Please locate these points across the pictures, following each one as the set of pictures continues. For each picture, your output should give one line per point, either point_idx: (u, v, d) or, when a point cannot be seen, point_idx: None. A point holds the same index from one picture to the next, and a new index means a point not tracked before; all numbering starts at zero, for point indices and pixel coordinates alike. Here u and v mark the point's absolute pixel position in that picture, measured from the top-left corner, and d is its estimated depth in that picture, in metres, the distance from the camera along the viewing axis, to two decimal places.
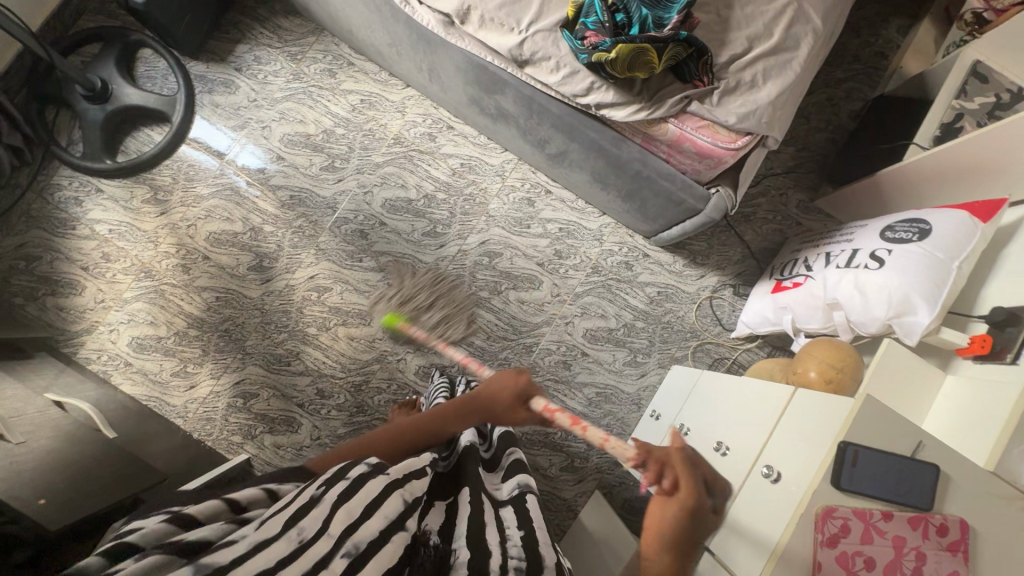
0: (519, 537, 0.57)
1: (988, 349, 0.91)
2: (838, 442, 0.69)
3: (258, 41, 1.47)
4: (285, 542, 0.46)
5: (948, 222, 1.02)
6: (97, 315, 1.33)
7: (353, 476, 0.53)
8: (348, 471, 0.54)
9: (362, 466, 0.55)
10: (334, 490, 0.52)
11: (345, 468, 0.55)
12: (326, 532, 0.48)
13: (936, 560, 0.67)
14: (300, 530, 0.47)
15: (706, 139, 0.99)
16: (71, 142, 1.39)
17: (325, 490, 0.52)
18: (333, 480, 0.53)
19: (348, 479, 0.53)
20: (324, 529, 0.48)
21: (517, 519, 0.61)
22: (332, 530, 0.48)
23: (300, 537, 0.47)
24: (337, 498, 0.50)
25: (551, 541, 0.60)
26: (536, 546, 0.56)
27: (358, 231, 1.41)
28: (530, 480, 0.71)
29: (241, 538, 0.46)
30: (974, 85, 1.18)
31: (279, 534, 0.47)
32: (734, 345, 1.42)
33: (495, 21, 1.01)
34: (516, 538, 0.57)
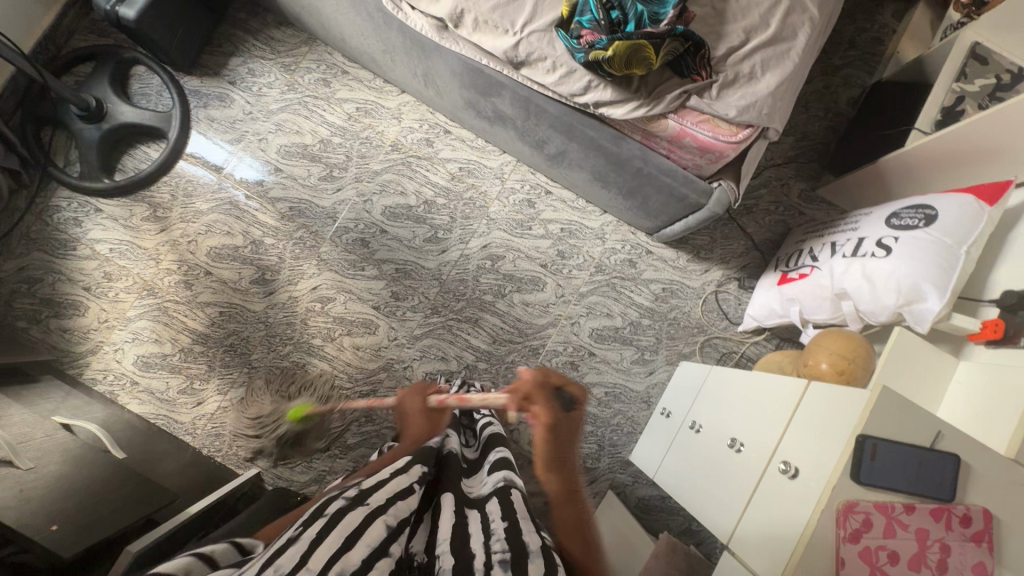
0: (503, 530, 0.56)
1: (1002, 333, 0.90)
2: (856, 437, 0.69)
3: (252, 53, 1.46)
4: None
5: (954, 206, 1.01)
6: (101, 335, 1.33)
7: (330, 512, 0.52)
8: (325, 508, 0.53)
9: (341, 501, 0.54)
10: (314, 526, 0.51)
11: (323, 505, 0.54)
12: (305, 567, 0.46)
13: (961, 552, 0.66)
14: (277, 566, 0.46)
15: (706, 133, 0.98)
16: (68, 162, 1.38)
17: (304, 529, 0.51)
18: (312, 518, 0.52)
19: (325, 516, 0.52)
20: (302, 565, 0.46)
21: (501, 511, 0.60)
22: (312, 565, 0.46)
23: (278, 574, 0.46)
24: (316, 535, 0.49)
25: (535, 526, 0.58)
26: (519, 534, 0.55)
27: (360, 239, 1.40)
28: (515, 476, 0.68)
29: None
30: (973, 66, 1.17)
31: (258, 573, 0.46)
32: (741, 338, 1.41)
33: (489, 24, 1.00)
34: (500, 531, 0.56)
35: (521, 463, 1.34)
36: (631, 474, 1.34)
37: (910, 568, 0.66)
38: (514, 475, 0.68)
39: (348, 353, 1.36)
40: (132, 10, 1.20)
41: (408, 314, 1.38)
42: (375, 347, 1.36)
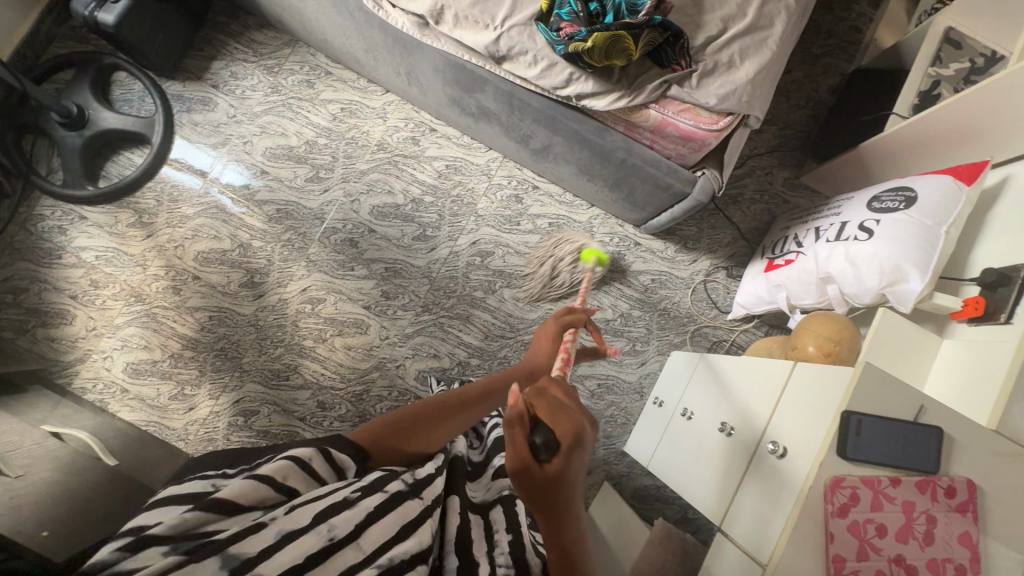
0: (507, 543, 0.62)
1: (982, 310, 0.92)
2: (842, 413, 0.69)
3: (234, 56, 1.46)
4: (316, 537, 0.48)
5: (934, 188, 1.02)
6: (89, 344, 1.32)
7: (391, 490, 0.57)
8: (385, 485, 0.57)
9: (400, 484, 0.58)
10: (372, 498, 0.54)
11: (383, 480, 0.58)
12: (355, 542, 0.50)
13: (947, 522, 0.67)
14: (331, 527, 0.49)
15: (688, 122, 0.99)
16: (50, 171, 1.37)
17: (361, 495, 0.54)
18: (371, 488, 0.56)
19: (386, 492, 0.56)
20: (354, 539, 0.50)
21: (506, 521, 0.66)
22: (362, 543, 0.50)
23: (329, 534, 0.48)
24: (372, 509, 0.53)
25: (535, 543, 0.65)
26: (522, 551, 0.61)
27: (349, 239, 1.40)
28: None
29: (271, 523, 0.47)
30: (948, 51, 1.19)
31: (309, 526, 0.48)
32: (731, 326, 1.42)
33: (470, 19, 1.01)
34: (504, 544, 0.62)
35: None
36: (626, 465, 1.35)
37: (898, 540, 0.67)
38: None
39: (340, 354, 1.35)
40: (110, 15, 1.20)
41: (399, 313, 1.38)
42: (367, 346, 1.36)
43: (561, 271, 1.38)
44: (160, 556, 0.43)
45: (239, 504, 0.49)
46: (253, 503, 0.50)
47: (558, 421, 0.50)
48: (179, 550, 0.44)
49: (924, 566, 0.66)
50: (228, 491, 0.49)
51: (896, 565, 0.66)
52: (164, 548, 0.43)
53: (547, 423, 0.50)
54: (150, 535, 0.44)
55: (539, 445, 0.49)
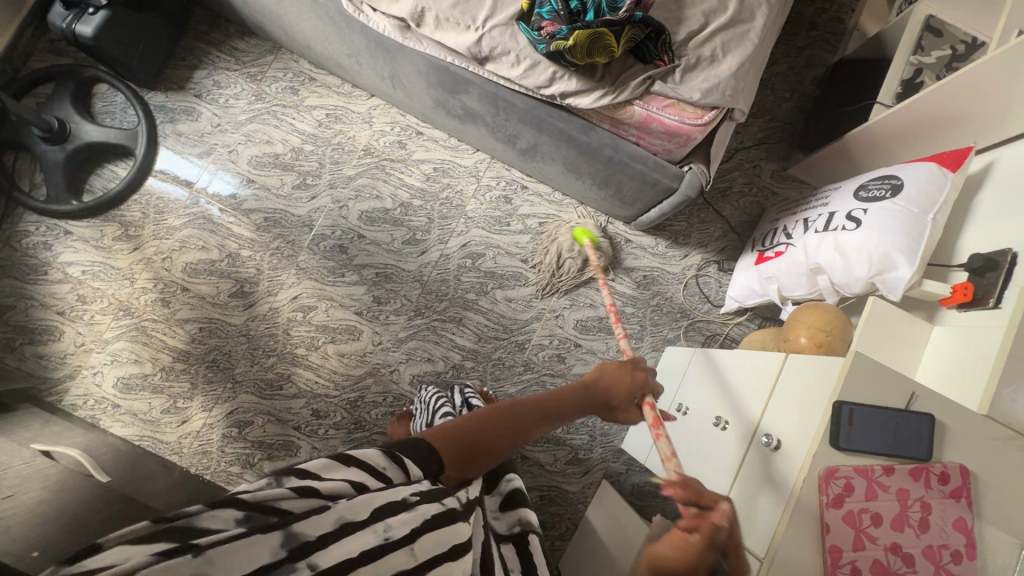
0: None
1: (971, 296, 0.92)
2: (833, 403, 0.69)
3: (216, 65, 1.45)
4: (371, 534, 0.47)
5: (919, 175, 1.03)
6: (79, 359, 1.31)
7: (448, 504, 0.55)
8: (443, 497, 0.55)
9: (455, 502, 0.56)
10: (430, 505, 0.53)
11: (440, 491, 0.55)
12: (408, 545, 0.49)
13: (942, 508, 0.67)
14: (386, 527, 0.48)
15: (672, 117, 0.99)
16: (33, 186, 1.35)
17: (420, 500, 0.52)
18: (432, 496, 0.54)
19: (444, 505, 0.54)
20: (408, 542, 0.49)
21: (520, 562, 0.69)
22: (415, 551, 0.49)
23: (384, 533, 0.48)
24: (429, 518, 0.51)
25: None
26: None
27: (338, 246, 1.39)
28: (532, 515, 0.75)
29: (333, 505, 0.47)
30: (929, 39, 1.20)
31: (366, 521, 0.48)
32: (724, 320, 1.43)
33: (450, 21, 1.01)
34: None
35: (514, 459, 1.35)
36: (623, 462, 1.36)
37: (894, 528, 0.67)
38: (529, 513, 0.75)
39: (334, 361, 1.35)
40: (89, 27, 1.20)
41: (391, 318, 1.37)
42: (360, 352, 1.35)
43: (571, 259, 1.38)
44: (232, 521, 0.45)
45: (314, 489, 0.49)
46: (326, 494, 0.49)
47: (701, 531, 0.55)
48: (248, 520, 0.45)
49: (920, 554, 0.66)
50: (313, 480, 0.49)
51: (893, 554, 0.66)
52: (237, 514, 0.46)
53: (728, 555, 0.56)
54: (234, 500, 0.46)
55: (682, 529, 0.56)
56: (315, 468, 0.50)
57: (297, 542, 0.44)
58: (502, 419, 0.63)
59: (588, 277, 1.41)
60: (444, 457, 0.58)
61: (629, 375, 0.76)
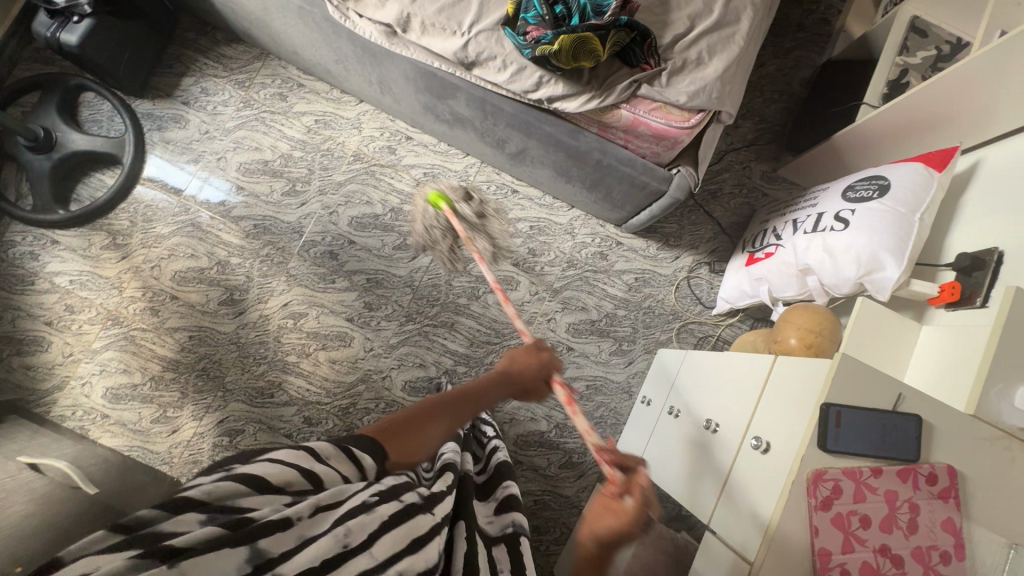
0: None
1: (959, 295, 0.93)
2: (821, 405, 0.69)
3: (204, 72, 1.44)
4: (331, 541, 0.48)
5: (905, 175, 1.03)
6: (67, 370, 1.30)
7: (406, 501, 0.56)
8: (400, 494, 0.56)
9: (414, 497, 0.57)
10: (388, 505, 0.53)
11: (398, 488, 0.57)
12: (367, 549, 0.49)
13: (930, 509, 0.67)
14: (346, 532, 0.49)
15: (659, 121, 0.99)
16: (20, 196, 1.34)
17: (378, 500, 0.53)
18: (389, 495, 0.55)
19: (402, 502, 0.55)
20: (367, 545, 0.49)
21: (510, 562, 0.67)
22: (375, 551, 0.49)
23: (345, 538, 0.48)
24: (387, 517, 0.52)
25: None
26: None
27: (328, 252, 1.38)
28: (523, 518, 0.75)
29: (293, 515, 0.48)
30: (914, 40, 1.21)
31: (326, 531, 0.48)
32: (717, 321, 1.43)
33: (436, 26, 1.00)
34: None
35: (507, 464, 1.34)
36: None
37: (883, 530, 0.67)
38: (521, 516, 0.75)
39: (325, 368, 1.34)
40: (73, 36, 1.19)
41: (383, 324, 1.37)
42: (351, 359, 1.35)
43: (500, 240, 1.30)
44: (197, 523, 0.46)
45: (265, 481, 0.50)
46: (278, 486, 0.51)
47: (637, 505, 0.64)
48: (213, 520, 0.47)
49: (909, 555, 0.66)
50: (259, 470, 0.51)
51: (882, 556, 0.66)
52: (201, 516, 0.47)
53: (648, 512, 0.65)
54: (191, 500, 0.47)
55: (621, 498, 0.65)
56: (260, 461, 0.52)
57: (263, 557, 0.45)
58: (431, 407, 0.65)
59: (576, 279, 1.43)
60: (386, 447, 0.59)
61: (535, 357, 0.88)
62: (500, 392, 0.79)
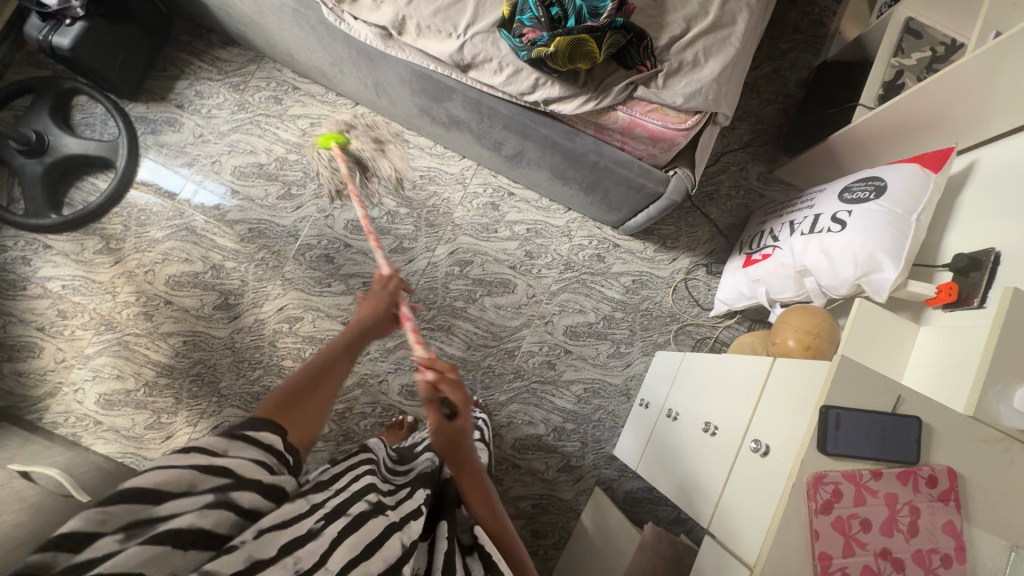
0: None
1: (956, 296, 0.93)
2: (820, 408, 0.68)
3: (198, 75, 1.43)
4: (280, 569, 0.46)
5: (901, 177, 1.03)
6: (60, 376, 1.28)
7: (354, 513, 0.55)
8: (349, 508, 0.55)
9: (363, 504, 0.57)
10: (335, 525, 0.53)
11: (345, 503, 0.56)
12: (323, 566, 0.49)
13: (931, 512, 0.67)
14: (296, 559, 0.48)
15: (656, 123, 0.99)
16: (11, 200, 1.32)
17: (324, 523, 0.52)
18: (334, 514, 0.54)
19: (349, 516, 0.54)
20: (321, 564, 0.49)
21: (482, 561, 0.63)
22: (329, 565, 0.49)
23: (296, 564, 0.48)
24: (336, 535, 0.52)
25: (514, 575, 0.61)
26: None
27: (324, 256, 1.38)
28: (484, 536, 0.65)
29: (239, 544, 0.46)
30: (910, 41, 1.21)
31: (275, 558, 0.47)
32: (714, 323, 1.43)
33: (432, 29, 0.99)
34: None
35: (506, 468, 1.33)
36: (616, 469, 1.36)
37: (884, 533, 0.66)
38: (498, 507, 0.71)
39: None
40: (66, 39, 1.18)
41: None
42: None
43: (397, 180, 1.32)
44: (117, 542, 0.44)
45: (172, 488, 0.48)
46: (182, 489, 0.48)
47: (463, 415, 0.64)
48: (135, 537, 0.45)
49: (910, 559, 0.66)
50: (152, 482, 0.48)
51: (883, 560, 0.66)
52: (121, 535, 0.45)
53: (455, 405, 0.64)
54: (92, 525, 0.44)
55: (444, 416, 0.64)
56: (152, 472, 0.48)
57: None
58: (315, 376, 0.65)
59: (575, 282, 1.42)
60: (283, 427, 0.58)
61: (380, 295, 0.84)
62: (368, 332, 0.78)
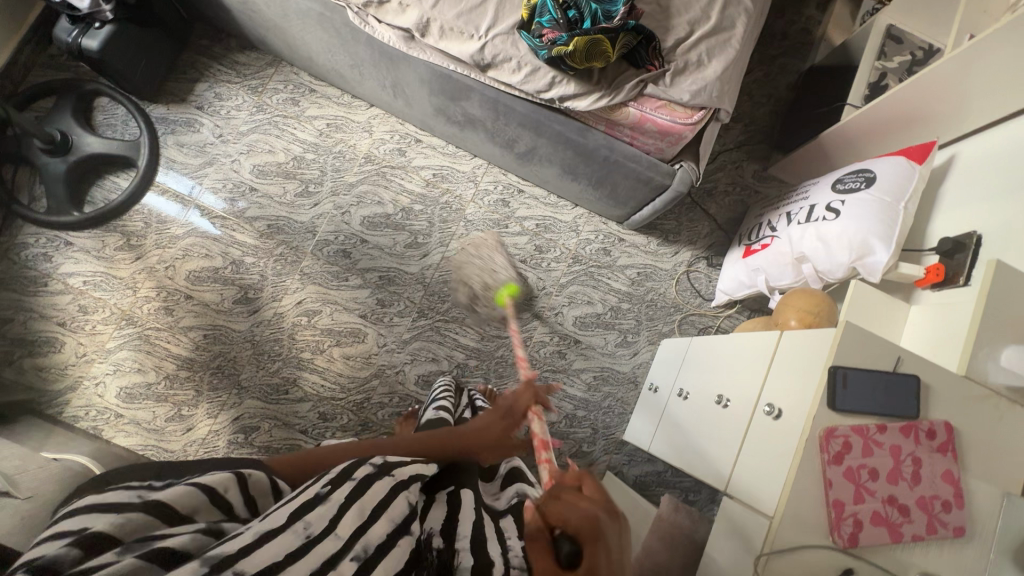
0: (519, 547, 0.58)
1: (944, 275, 1.00)
2: (828, 368, 0.75)
3: (217, 78, 1.48)
4: (293, 535, 0.46)
5: (889, 168, 1.12)
6: (80, 370, 1.30)
7: (358, 476, 0.55)
8: (354, 471, 0.56)
9: (367, 468, 0.57)
10: (342, 489, 0.53)
11: (351, 467, 0.57)
12: (333, 532, 0.48)
13: (931, 461, 0.73)
14: (306, 524, 0.47)
15: (665, 117, 1.06)
16: (33, 198, 1.35)
17: (332, 488, 0.53)
18: (341, 479, 0.54)
19: (353, 480, 0.55)
20: (329, 531, 0.48)
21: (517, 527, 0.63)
22: (340, 531, 0.48)
23: (306, 531, 0.47)
24: (344, 500, 0.52)
25: None
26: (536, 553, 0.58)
27: (341, 251, 1.42)
28: (527, 486, 0.74)
29: (244, 530, 0.45)
30: (891, 46, 1.31)
31: (285, 526, 0.46)
32: (715, 313, 1.49)
33: (455, 30, 1.06)
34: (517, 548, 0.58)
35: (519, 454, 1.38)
36: (626, 454, 1.41)
37: (890, 481, 0.72)
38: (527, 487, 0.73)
39: (339, 364, 1.37)
40: (95, 41, 1.22)
41: (396, 320, 1.40)
42: (366, 355, 1.38)
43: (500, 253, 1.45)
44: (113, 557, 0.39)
45: (177, 510, 0.45)
46: (188, 513, 0.46)
47: (589, 544, 0.47)
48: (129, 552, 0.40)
49: (914, 505, 0.72)
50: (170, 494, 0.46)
51: (890, 506, 0.72)
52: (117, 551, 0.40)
53: (567, 527, 0.48)
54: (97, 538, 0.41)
55: (564, 558, 0.47)
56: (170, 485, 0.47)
57: (218, 559, 0.40)
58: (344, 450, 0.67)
59: (585, 276, 1.48)
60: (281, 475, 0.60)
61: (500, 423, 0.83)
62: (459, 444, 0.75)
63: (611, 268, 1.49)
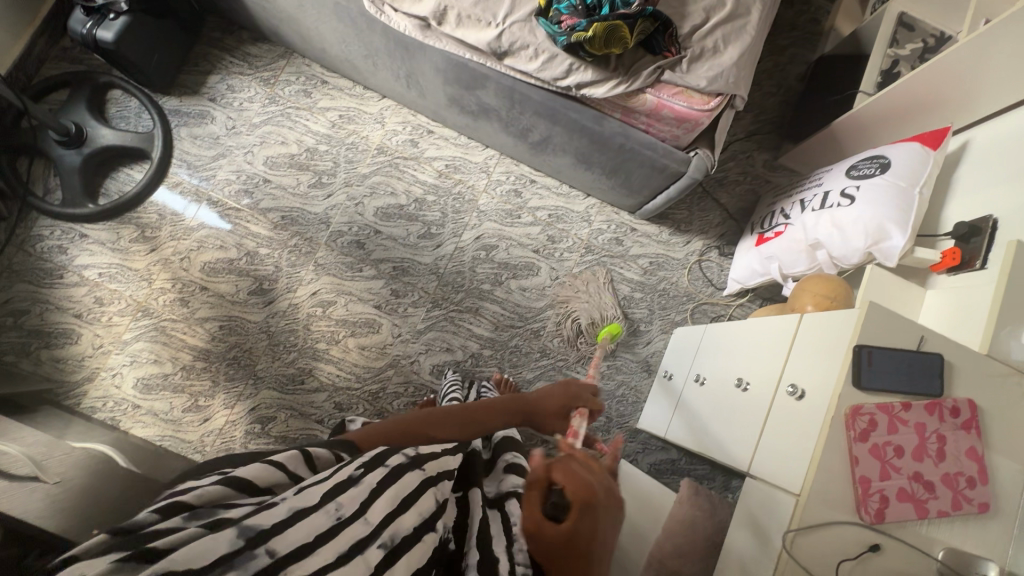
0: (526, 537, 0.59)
1: (959, 259, 1.01)
2: (853, 347, 0.75)
3: (229, 70, 1.48)
4: (324, 516, 0.46)
5: (903, 154, 1.12)
6: (97, 361, 1.30)
7: (392, 463, 0.55)
8: (388, 457, 0.56)
9: (402, 457, 0.57)
10: (376, 474, 0.53)
11: (383, 455, 0.56)
12: (362, 517, 0.48)
13: (955, 439, 0.74)
14: (338, 506, 0.47)
15: (681, 104, 1.06)
16: (48, 191, 1.35)
17: (365, 471, 0.53)
18: (374, 464, 0.54)
19: (388, 466, 0.54)
20: (361, 514, 0.49)
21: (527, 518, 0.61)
22: (370, 517, 0.49)
23: (338, 513, 0.47)
24: (376, 485, 0.52)
25: None
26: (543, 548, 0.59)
27: (355, 241, 1.42)
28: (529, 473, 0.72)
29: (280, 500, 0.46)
30: (903, 33, 1.31)
31: (319, 505, 0.47)
32: (727, 302, 1.50)
33: (472, 18, 1.06)
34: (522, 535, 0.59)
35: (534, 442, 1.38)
36: (639, 443, 1.41)
37: (915, 458, 0.73)
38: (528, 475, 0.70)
39: (354, 354, 1.37)
40: (110, 32, 1.22)
41: (410, 310, 1.41)
42: (381, 345, 1.38)
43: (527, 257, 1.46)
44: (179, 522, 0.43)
45: (255, 484, 0.50)
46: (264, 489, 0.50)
47: (578, 509, 0.52)
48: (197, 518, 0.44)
49: (939, 481, 0.73)
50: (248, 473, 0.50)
51: (916, 482, 0.73)
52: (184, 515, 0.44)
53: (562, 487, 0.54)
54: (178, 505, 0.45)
55: (551, 506, 0.55)
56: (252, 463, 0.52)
57: (256, 531, 0.42)
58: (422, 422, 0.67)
59: (597, 266, 1.49)
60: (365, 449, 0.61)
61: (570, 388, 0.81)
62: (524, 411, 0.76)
63: (624, 258, 1.50)
